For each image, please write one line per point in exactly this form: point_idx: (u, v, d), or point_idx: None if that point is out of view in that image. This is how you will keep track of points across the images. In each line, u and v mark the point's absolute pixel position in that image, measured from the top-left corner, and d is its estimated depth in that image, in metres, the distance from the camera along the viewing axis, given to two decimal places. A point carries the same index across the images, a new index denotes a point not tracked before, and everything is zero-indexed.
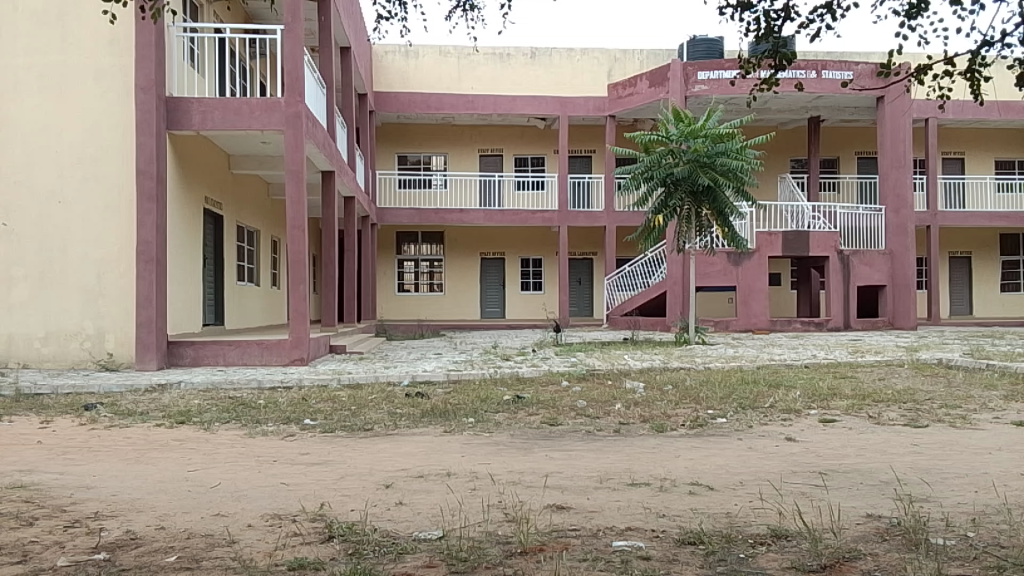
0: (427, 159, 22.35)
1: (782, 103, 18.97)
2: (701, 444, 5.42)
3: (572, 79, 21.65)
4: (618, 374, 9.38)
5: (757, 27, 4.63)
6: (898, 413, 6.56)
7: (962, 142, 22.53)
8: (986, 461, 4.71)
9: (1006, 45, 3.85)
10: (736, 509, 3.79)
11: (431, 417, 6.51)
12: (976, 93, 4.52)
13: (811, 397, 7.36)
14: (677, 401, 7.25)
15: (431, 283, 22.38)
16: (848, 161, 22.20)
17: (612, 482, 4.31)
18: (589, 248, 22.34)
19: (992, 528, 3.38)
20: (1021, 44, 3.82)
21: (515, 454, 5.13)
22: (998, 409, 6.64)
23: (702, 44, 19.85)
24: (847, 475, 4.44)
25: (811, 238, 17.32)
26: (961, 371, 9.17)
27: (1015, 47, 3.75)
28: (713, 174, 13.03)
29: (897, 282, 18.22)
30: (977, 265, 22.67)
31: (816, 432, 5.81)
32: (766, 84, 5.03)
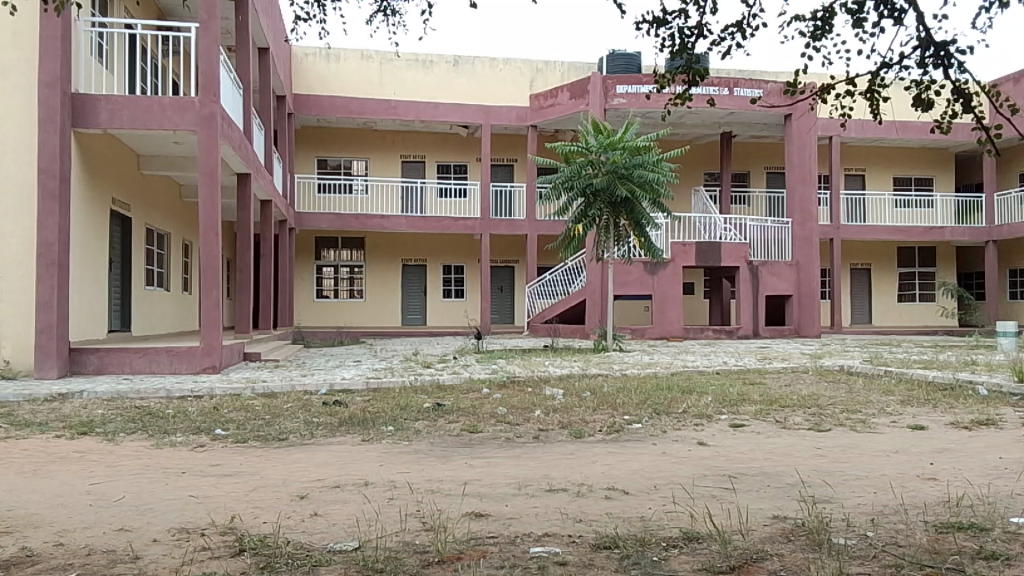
0: (347, 163, 22.04)
1: (696, 118, 19.58)
2: (618, 449, 5.53)
3: (495, 88, 21.76)
4: (538, 380, 9.46)
5: (671, 43, 4.81)
6: (802, 417, 6.86)
7: (863, 159, 23.77)
8: (882, 464, 4.97)
9: (901, 68, 4.15)
10: (650, 512, 3.89)
11: (349, 425, 6.42)
12: (874, 113, 4.81)
13: (722, 402, 7.60)
14: (596, 407, 7.37)
15: (351, 289, 22.04)
16: (758, 175, 23.09)
17: (531, 488, 4.34)
18: (510, 256, 22.49)
19: (889, 528, 3.58)
20: (914, 67, 4.12)
21: (434, 461, 5.11)
22: (894, 413, 7.02)
23: (621, 58, 20.30)
24: (755, 478, 4.62)
25: (723, 248, 17.89)
26: (862, 377, 9.66)
27: (909, 69, 4.06)
28: (631, 185, 13.36)
29: (803, 292, 18.95)
30: (876, 276, 23.90)
31: (726, 436, 6.03)
32: (680, 99, 5.21)
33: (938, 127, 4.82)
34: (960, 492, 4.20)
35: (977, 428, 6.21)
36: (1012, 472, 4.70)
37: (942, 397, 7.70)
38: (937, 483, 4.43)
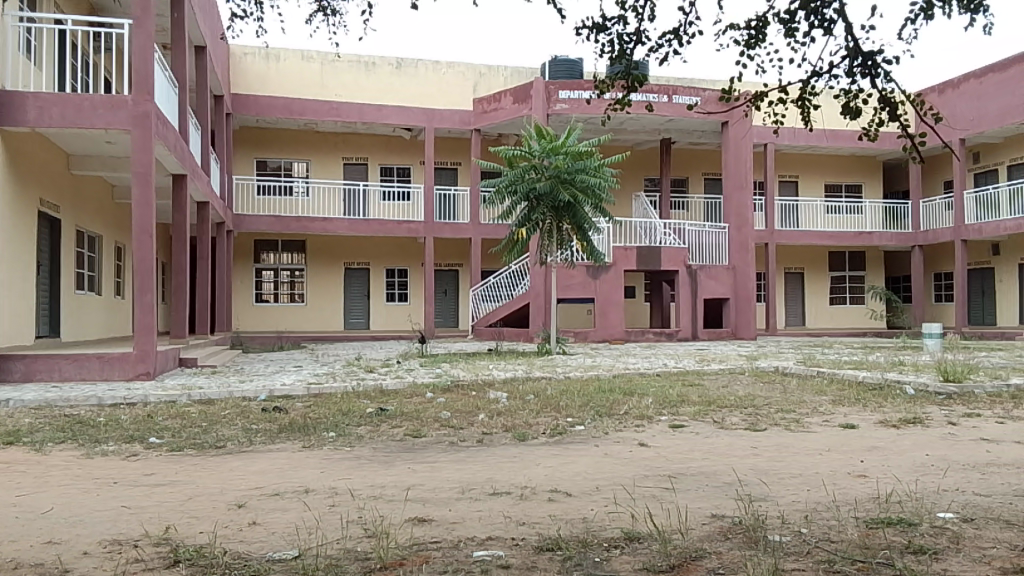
0: (287, 165, 21.66)
1: (636, 124, 19.88)
2: (561, 451, 5.57)
3: (438, 92, 21.69)
4: (482, 384, 9.45)
5: (611, 49, 4.93)
6: (739, 417, 7.04)
7: (796, 166, 24.48)
8: (816, 462, 5.12)
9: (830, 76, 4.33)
10: (592, 513, 3.93)
11: (289, 432, 6.31)
12: (805, 120, 4.99)
13: (662, 404, 7.73)
14: (539, 410, 7.40)
15: (291, 293, 21.67)
16: (696, 181, 23.57)
17: (474, 492, 4.34)
18: (454, 259, 22.48)
19: (822, 524, 3.69)
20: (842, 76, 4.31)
21: (377, 467, 5.07)
22: (826, 412, 7.25)
23: (563, 64, 20.48)
24: (695, 478, 4.71)
25: (662, 252, 18.27)
26: (795, 378, 9.95)
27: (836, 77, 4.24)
28: (574, 190, 13.49)
29: (740, 295, 19.37)
30: (809, 280, 24.63)
31: (666, 436, 6.14)
32: (618, 104, 5.31)
33: (866, 134, 5.01)
34: (889, 489, 4.36)
35: (904, 426, 6.46)
36: (936, 468, 4.91)
37: (871, 397, 7.99)
38: (867, 480, 4.59)
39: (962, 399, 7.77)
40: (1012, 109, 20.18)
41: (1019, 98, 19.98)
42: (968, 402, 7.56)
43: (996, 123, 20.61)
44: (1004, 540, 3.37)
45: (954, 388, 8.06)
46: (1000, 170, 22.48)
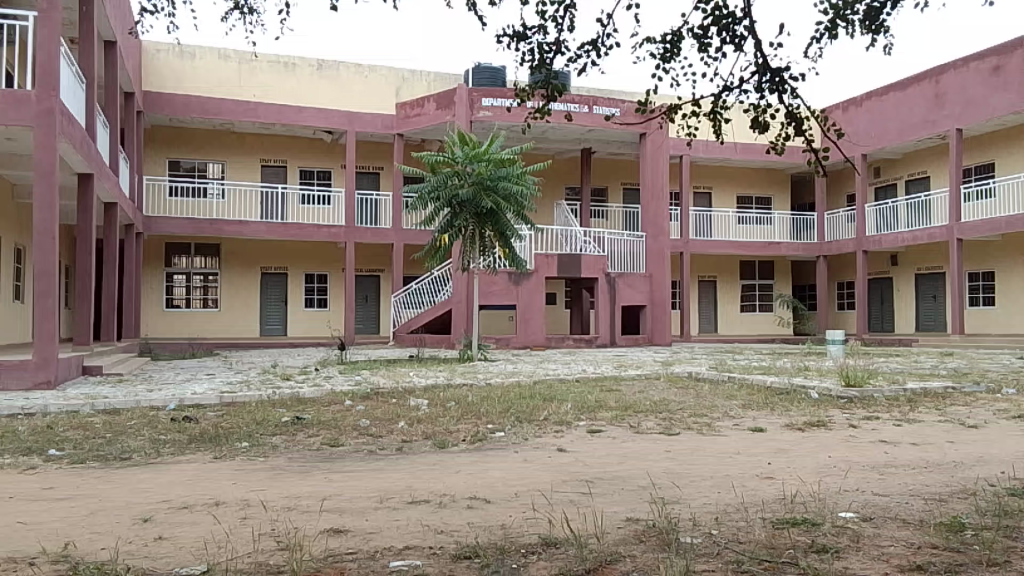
0: (202, 166, 20.99)
1: (558, 133, 20.12)
2: (480, 458, 5.57)
3: (359, 95, 21.44)
4: (403, 392, 9.34)
5: (530, 58, 5.07)
6: (654, 422, 7.19)
7: (710, 178, 25.27)
8: (727, 465, 5.29)
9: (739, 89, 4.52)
10: (510, 520, 3.95)
11: (200, 443, 6.10)
12: (718, 133, 5.19)
13: (581, 410, 7.83)
14: (459, 417, 7.39)
15: (204, 298, 20.96)
16: (616, 190, 24.03)
17: (392, 502, 4.30)
18: (375, 265, 22.25)
19: (732, 525, 3.82)
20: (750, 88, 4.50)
21: (293, 477, 4.96)
22: (737, 416, 7.49)
23: (486, 71, 20.55)
24: (611, 482, 4.79)
25: (583, 260, 18.50)
26: (708, 383, 10.23)
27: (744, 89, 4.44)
28: (496, 198, 13.55)
29: (656, 302, 19.82)
30: (722, 288, 25.43)
31: (585, 442, 6.22)
32: (539, 113, 5.44)
33: (774, 148, 5.22)
34: (795, 490, 4.54)
35: (809, 429, 6.74)
36: (839, 469, 5.13)
37: (779, 401, 8.30)
38: (774, 482, 4.77)
39: (863, 402, 8.16)
40: (909, 127, 21.39)
41: (916, 117, 21.20)
42: (867, 406, 7.94)
43: (895, 141, 21.80)
44: (900, 538, 3.55)
45: (855, 392, 8.44)
46: (898, 185, 23.78)
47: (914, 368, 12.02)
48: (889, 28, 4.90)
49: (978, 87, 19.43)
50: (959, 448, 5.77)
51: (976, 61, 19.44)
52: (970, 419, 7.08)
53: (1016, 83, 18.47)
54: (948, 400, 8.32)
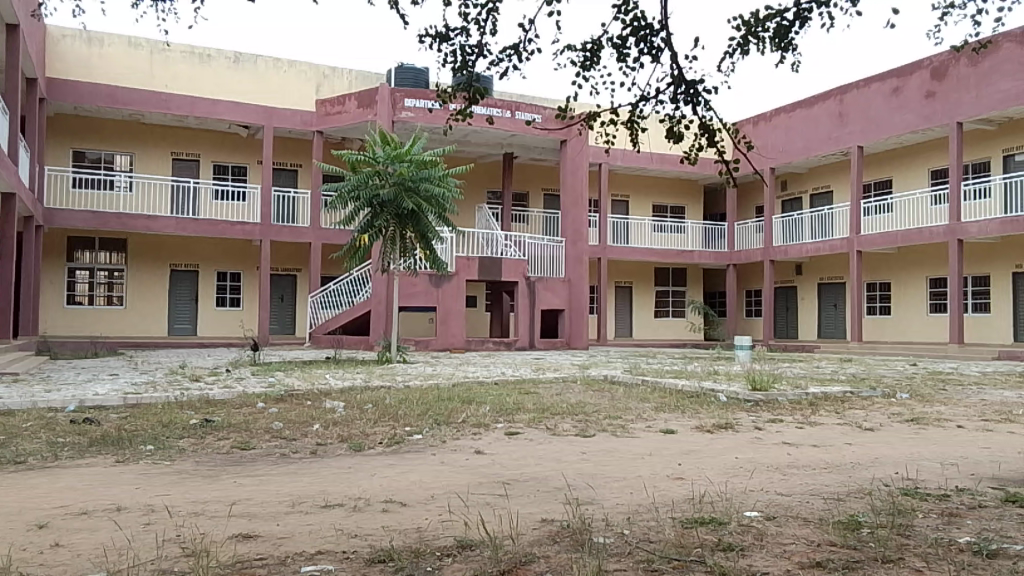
0: (109, 157, 20.09)
1: (480, 137, 20.16)
2: (397, 461, 5.53)
3: (278, 90, 20.96)
4: (318, 394, 9.17)
5: (453, 60, 5.19)
6: (570, 424, 7.30)
7: (628, 187, 25.82)
8: (638, 466, 5.41)
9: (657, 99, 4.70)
10: (426, 523, 3.93)
11: (101, 446, 5.84)
12: (634, 141, 5.37)
13: (499, 412, 7.85)
14: (376, 420, 7.30)
15: (109, 295, 20.04)
16: (536, 195, 24.27)
17: (304, 506, 4.22)
18: (291, 264, 21.77)
19: (642, 525, 3.92)
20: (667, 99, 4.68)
21: (200, 482, 4.80)
22: (649, 419, 7.69)
23: (409, 72, 20.39)
24: (527, 484, 4.83)
25: (503, 264, 18.67)
26: (623, 386, 10.44)
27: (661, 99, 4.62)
28: (417, 199, 13.48)
29: (574, 307, 20.10)
30: (638, 294, 26.00)
31: (501, 444, 6.26)
32: (460, 116, 5.49)
33: (687, 159, 5.40)
34: (702, 490, 4.69)
35: (717, 432, 6.97)
36: (744, 469, 5.34)
37: (689, 404, 8.54)
38: (683, 482, 4.92)
39: (767, 405, 8.50)
40: (815, 142, 22.41)
41: (821, 133, 22.23)
42: (772, 408, 8.28)
43: (801, 155, 22.79)
44: (801, 536, 3.72)
45: (760, 395, 8.79)
46: (804, 199, 24.87)
47: (815, 373, 12.59)
48: (796, 46, 5.15)
49: (878, 107, 20.52)
50: (854, 449, 6.09)
51: (878, 81, 20.53)
52: (866, 422, 7.47)
53: (913, 104, 19.59)
54: (845, 403, 8.76)
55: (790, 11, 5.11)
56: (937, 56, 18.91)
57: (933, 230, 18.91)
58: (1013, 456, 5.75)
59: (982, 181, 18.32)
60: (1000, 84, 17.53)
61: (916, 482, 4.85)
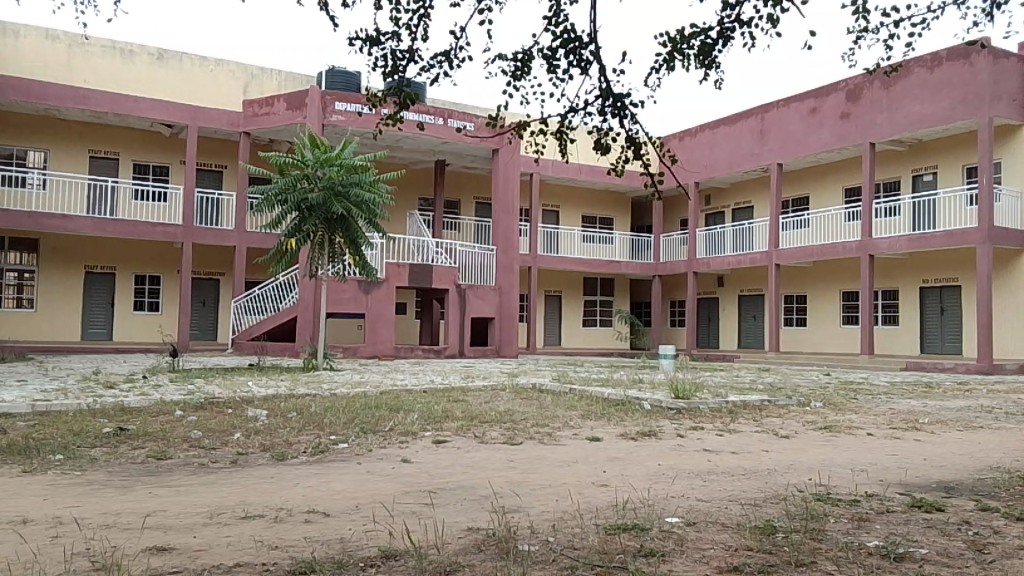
0: (20, 153, 19.14)
1: (411, 143, 20.04)
2: (321, 470, 5.43)
3: (204, 90, 20.41)
4: (240, 402, 8.92)
5: (384, 63, 5.34)
6: (498, 432, 7.31)
7: (558, 197, 26.09)
8: (564, 474, 5.46)
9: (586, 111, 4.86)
10: (349, 533, 3.87)
11: (7, 455, 5.54)
12: (563, 151, 5.48)
13: (426, 420, 7.79)
14: (300, 429, 7.16)
15: (18, 298, 19.06)
16: (468, 203, 24.28)
17: (222, 517, 4.10)
18: (214, 268, 21.18)
19: (567, 532, 3.96)
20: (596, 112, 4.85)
21: (112, 493, 4.61)
22: (575, 426, 7.76)
23: (340, 75, 20.15)
24: (453, 492, 4.82)
25: (434, 271, 18.60)
26: (550, 394, 10.52)
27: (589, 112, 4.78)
28: (347, 204, 13.28)
29: (505, 315, 20.15)
30: (567, 303, 26.26)
31: (429, 452, 6.23)
32: (390, 120, 5.55)
33: (614, 170, 5.49)
34: (626, 497, 4.77)
35: (641, 439, 7.09)
36: (666, 476, 5.45)
37: (614, 412, 8.65)
38: (608, 489, 4.99)
39: (689, 413, 8.70)
40: (736, 160, 23.13)
41: (742, 149, 22.95)
42: (693, 416, 8.48)
43: (723, 171, 23.49)
44: (720, 541, 3.82)
45: (683, 403, 8.99)
46: (726, 213, 25.62)
47: (736, 382, 12.92)
48: (719, 63, 5.39)
49: (796, 126, 21.32)
50: (771, 456, 6.29)
51: (797, 101, 21.35)
52: (782, 429, 7.73)
53: (829, 125, 20.44)
54: (763, 411, 9.04)
55: (714, 30, 5.34)
56: (852, 79, 19.82)
57: (846, 246, 19.75)
58: (916, 462, 6.06)
59: (892, 200, 19.26)
60: (910, 106, 18.46)
61: (828, 488, 5.05)
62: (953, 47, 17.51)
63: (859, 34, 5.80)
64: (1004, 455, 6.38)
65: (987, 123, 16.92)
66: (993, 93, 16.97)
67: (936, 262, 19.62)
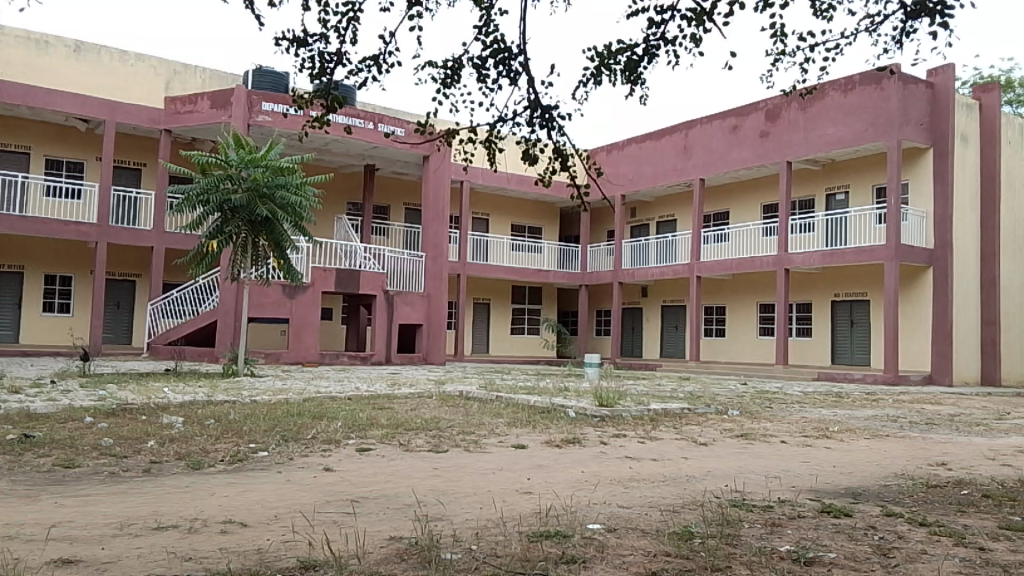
0: None
1: (340, 147, 19.78)
2: (239, 479, 5.29)
3: (124, 85, 19.69)
4: (155, 409, 8.59)
5: (311, 65, 5.30)
6: (423, 439, 7.27)
7: (488, 206, 26.16)
8: (488, 482, 5.46)
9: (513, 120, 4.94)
10: (267, 544, 3.78)
11: None
12: (491, 160, 5.53)
13: (350, 428, 7.68)
14: (218, 436, 6.95)
15: None
16: (397, 209, 24.09)
17: (134, 528, 3.95)
18: (130, 269, 20.39)
19: (489, 540, 3.96)
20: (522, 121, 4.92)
21: (15, 503, 4.37)
22: (501, 434, 7.79)
23: (268, 75, 19.74)
24: (376, 501, 4.77)
25: (361, 276, 18.39)
26: (477, 402, 10.50)
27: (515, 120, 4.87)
28: (272, 206, 12.98)
29: (433, 322, 20.05)
30: (495, 311, 26.31)
31: (352, 461, 6.14)
32: (316, 122, 5.49)
33: (541, 181, 5.56)
34: (549, 504, 4.81)
35: (565, 446, 7.18)
36: (589, 483, 5.54)
37: (540, 420, 8.70)
38: (531, 497, 5.02)
39: (612, 421, 8.83)
40: (660, 174, 23.68)
41: (667, 164, 23.51)
42: (616, 424, 8.62)
43: (648, 184, 24.02)
44: (639, 547, 3.90)
45: (607, 411, 9.13)
46: (651, 225, 26.17)
47: (658, 391, 13.18)
48: (644, 79, 5.55)
49: (719, 143, 21.99)
50: (690, 463, 6.45)
51: (720, 119, 22.02)
52: (701, 437, 7.94)
53: (749, 142, 21.15)
54: (683, 419, 9.25)
55: (639, 46, 5.50)
56: (772, 99, 20.57)
57: (764, 260, 20.45)
58: (826, 469, 6.32)
59: (808, 217, 20.04)
60: (826, 128, 19.29)
61: (743, 494, 5.21)
62: (866, 72, 18.39)
63: (777, 56, 6.05)
64: (907, 463, 6.70)
65: (896, 145, 17.81)
66: (902, 118, 17.86)
67: (847, 277, 20.49)
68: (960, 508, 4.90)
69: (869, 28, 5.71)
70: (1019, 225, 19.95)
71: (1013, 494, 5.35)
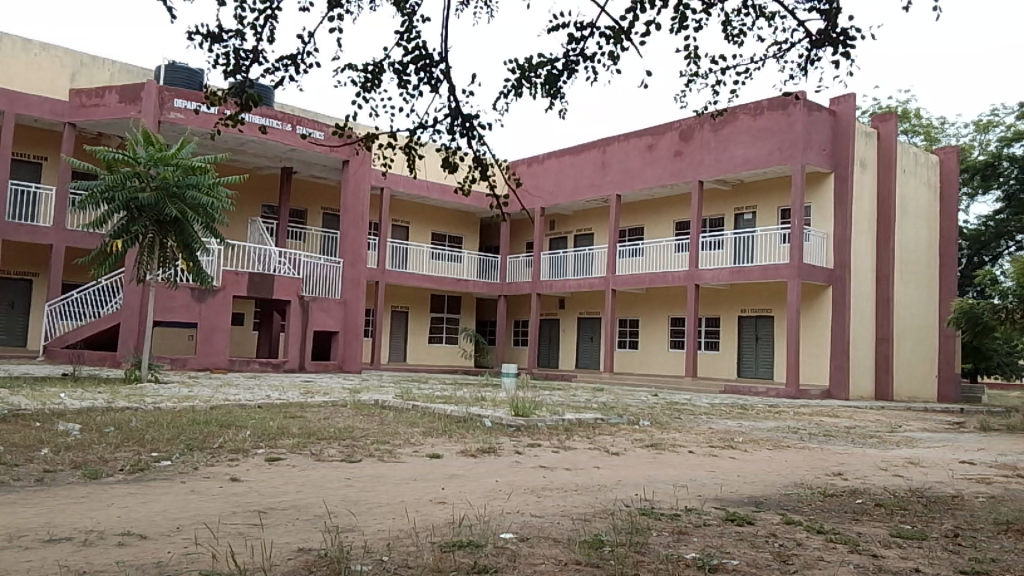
0: None
1: (257, 148, 19.31)
2: (141, 490, 5.07)
3: (25, 75, 18.68)
4: (50, 416, 8.11)
5: (226, 63, 5.15)
6: (336, 449, 7.16)
7: (407, 213, 25.99)
8: (402, 492, 5.41)
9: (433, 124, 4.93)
10: (167, 557, 3.65)
11: None
12: (411, 167, 5.51)
13: (260, 437, 7.47)
14: (118, 445, 6.65)
15: None
16: (315, 213, 23.67)
17: (24, 540, 3.74)
18: (28, 268, 19.31)
19: (402, 551, 3.93)
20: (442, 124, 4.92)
21: None
22: (416, 444, 7.72)
23: (181, 71, 19.11)
24: (285, 512, 4.65)
25: (274, 282, 17.99)
26: (392, 411, 10.39)
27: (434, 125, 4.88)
28: (181, 206, 12.52)
29: (349, 330, 19.71)
30: (413, 319, 26.07)
31: (261, 471, 5.97)
32: (230, 120, 5.33)
33: (461, 189, 5.57)
34: (462, 514, 4.80)
35: (480, 456, 7.19)
36: (503, 492, 5.55)
37: (455, 430, 8.68)
38: (445, 506, 5.00)
39: (528, 431, 8.89)
40: (579, 188, 24.09)
41: (585, 179, 23.93)
42: (531, 434, 8.69)
43: (567, 198, 24.38)
44: (550, 556, 3.94)
45: (522, 421, 9.17)
46: (569, 238, 26.55)
47: (572, 400, 13.37)
48: (563, 93, 5.64)
49: (635, 160, 22.54)
50: (602, 472, 6.58)
51: (636, 137, 22.58)
52: (613, 447, 8.08)
53: (663, 161, 21.76)
54: (596, 429, 9.41)
55: (560, 61, 5.59)
56: (685, 120, 21.24)
57: (677, 274, 21.05)
58: (731, 478, 6.54)
59: (718, 235, 20.75)
60: (735, 150, 20.05)
61: (652, 503, 5.34)
62: (774, 98, 19.22)
63: (691, 77, 6.23)
64: (807, 472, 7.00)
65: (801, 169, 18.64)
66: (805, 143, 18.72)
67: (754, 293, 21.30)
68: (855, 516, 5.17)
69: (777, 54, 5.94)
70: (911, 250, 21.19)
71: (903, 503, 5.68)
